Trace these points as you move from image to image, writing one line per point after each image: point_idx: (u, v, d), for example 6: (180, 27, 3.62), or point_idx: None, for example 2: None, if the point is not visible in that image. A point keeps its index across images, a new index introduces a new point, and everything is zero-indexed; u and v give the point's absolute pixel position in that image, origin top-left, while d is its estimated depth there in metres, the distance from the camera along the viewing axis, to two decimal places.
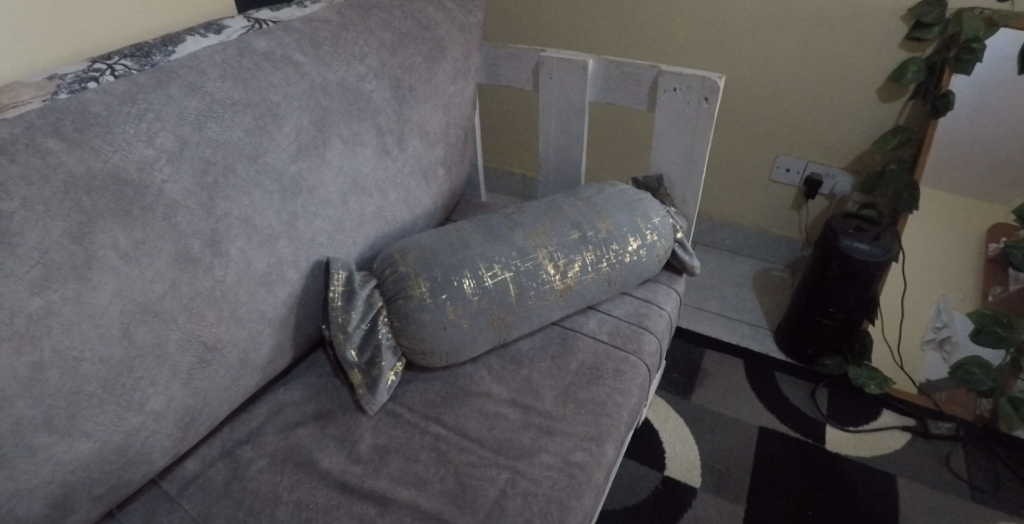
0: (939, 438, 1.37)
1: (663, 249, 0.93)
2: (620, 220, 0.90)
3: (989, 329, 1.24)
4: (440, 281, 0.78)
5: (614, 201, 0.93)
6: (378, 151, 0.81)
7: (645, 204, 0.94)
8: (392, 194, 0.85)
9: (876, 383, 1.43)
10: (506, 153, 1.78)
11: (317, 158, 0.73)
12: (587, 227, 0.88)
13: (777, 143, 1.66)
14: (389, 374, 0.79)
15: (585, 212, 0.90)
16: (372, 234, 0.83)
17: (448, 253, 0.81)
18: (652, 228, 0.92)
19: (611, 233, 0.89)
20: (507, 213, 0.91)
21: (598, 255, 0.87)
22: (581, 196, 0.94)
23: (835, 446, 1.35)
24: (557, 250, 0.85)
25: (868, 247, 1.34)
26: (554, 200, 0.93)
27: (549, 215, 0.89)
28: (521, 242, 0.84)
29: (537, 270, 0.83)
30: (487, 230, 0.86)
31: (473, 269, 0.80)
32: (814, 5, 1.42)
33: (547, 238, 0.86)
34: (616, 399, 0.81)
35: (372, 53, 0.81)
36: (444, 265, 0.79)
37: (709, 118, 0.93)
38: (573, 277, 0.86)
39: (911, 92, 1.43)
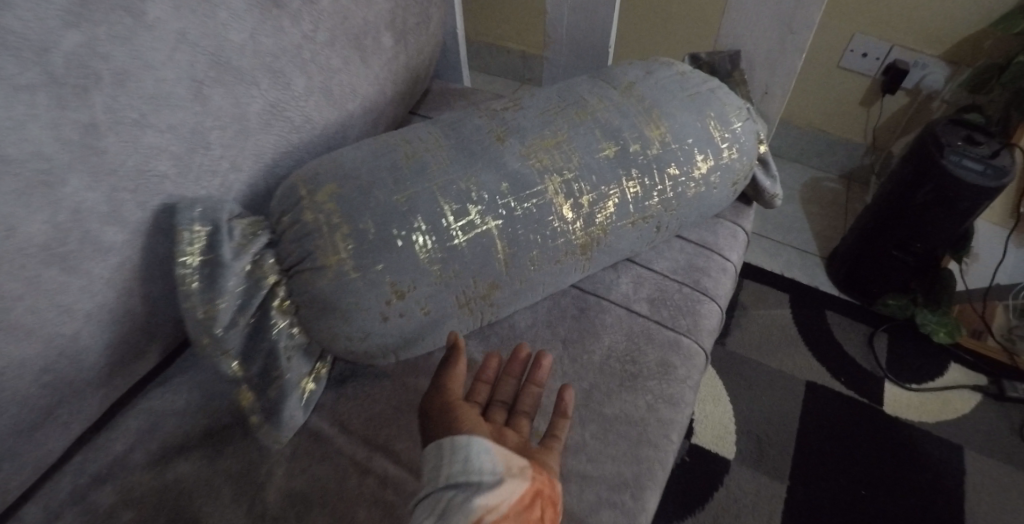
0: (1015, 403, 1.15)
1: (744, 169, 0.61)
2: (678, 128, 0.56)
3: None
4: (379, 237, 0.46)
5: (666, 95, 0.58)
6: (260, 2, 0.45)
7: (715, 101, 0.60)
8: (299, 81, 0.50)
9: (947, 331, 1.18)
10: (503, 23, 1.37)
11: (132, 17, 0.38)
12: (628, 139, 0.55)
13: (856, 15, 1.25)
14: (304, 385, 0.50)
15: (621, 115, 0.56)
16: (267, 151, 0.50)
17: (390, 188, 0.48)
18: (726, 137, 0.59)
19: (664, 148, 0.55)
20: (493, 109, 0.56)
21: (646, 186, 0.55)
22: (615, 85, 0.59)
23: (894, 408, 1.13)
24: (578, 178, 0.52)
25: (980, 167, 1.00)
26: (569, 90, 0.58)
27: (563, 115, 0.55)
28: (517, 164, 0.51)
29: (542, 212, 0.51)
30: (463, 141, 0.52)
31: (435, 215, 0.48)
32: None
33: (562, 157, 0.52)
34: (662, 414, 0.53)
35: None
36: (380, 210, 0.47)
37: None
38: (602, 222, 0.54)
39: None
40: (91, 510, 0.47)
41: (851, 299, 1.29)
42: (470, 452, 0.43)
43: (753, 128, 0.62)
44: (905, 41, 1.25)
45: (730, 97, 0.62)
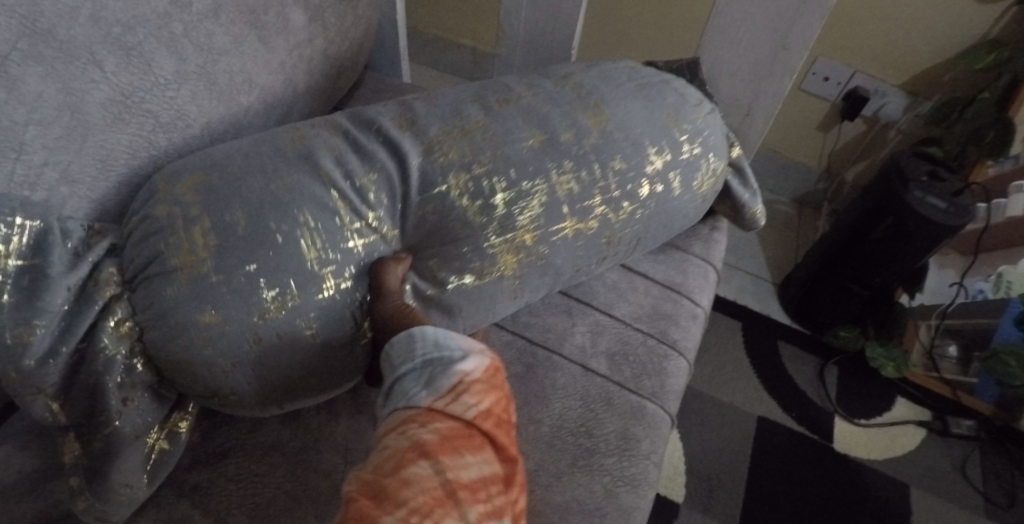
0: (957, 439, 1.13)
1: (711, 165, 0.52)
2: (622, 117, 0.48)
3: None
4: (241, 233, 0.36)
5: (609, 84, 0.50)
6: None
7: (669, 91, 0.51)
8: (165, 62, 0.38)
9: (895, 365, 1.15)
10: (453, 16, 1.26)
11: None
12: (562, 128, 0.46)
13: (822, 38, 1.20)
14: (151, 442, 0.39)
15: (554, 102, 0.47)
16: (118, 153, 0.37)
17: (257, 170, 0.38)
18: (682, 129, 0.50)
19: (606, 139, 0.46)
20: (411, 105, 0.46)
21: (585, 182, 0.45)
22: (552, 76, 0.50)
23: (844, 445, 1.09)
24: (493, 172, 0.43)
25: (945, 205, 0.96)
26: (498, 81, 0.49)
27: (487, 105, 0.46)
28: (417, 155, 0.42)
29: (436, 204, 0.42)
30: (369, 126, 0.43)
31: (314, 204, 0.38)
32: None
33: (474, 148, 0.43)
34: (623, 500, 0.44)
35: None
36: (240, 199, 0.37)
37: None
38: (529, 231, 0.44)
39: None
40: None
41: (802, 328, 1.25)
42: (435, 333, 0.39)
43: (716, 121, 0.53)
44: (869, 68, 1.21)
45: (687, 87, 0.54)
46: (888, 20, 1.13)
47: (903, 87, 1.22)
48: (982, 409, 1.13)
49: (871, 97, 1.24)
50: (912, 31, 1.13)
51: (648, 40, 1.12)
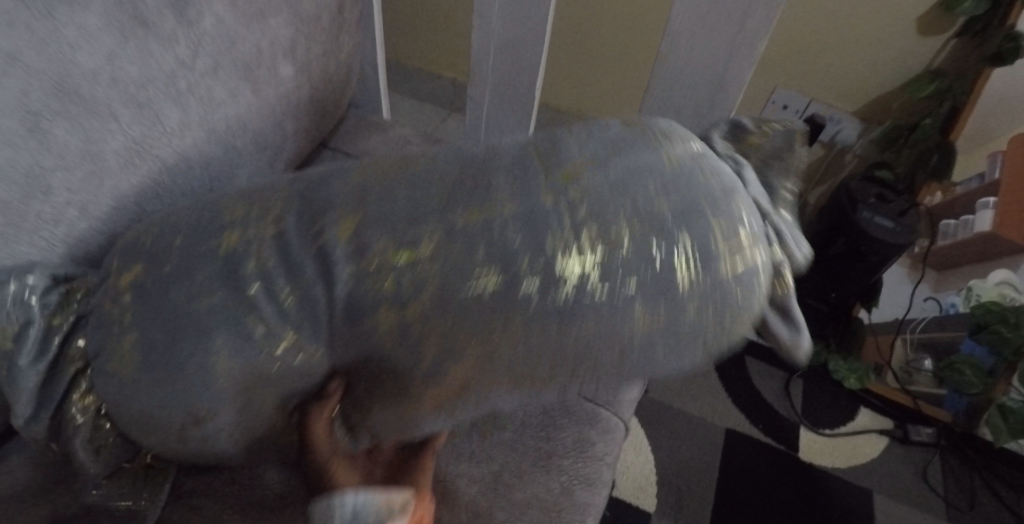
0: (918, 445, 1.19)
1: (732, 329, 0.36)
2: (611, 254, 0.33)
3: (992, 327, 1.02)
4: (164, 338, 0.36)
5: (620, 195, 0.34)
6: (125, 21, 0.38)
7: (702, 221, 0.34)
8: (170, 113, 0.43)
9: (857, 377, 1.20)
10: (433, 47, 1.33)
11: None
12: (529, 267, 0.33)
13: (779, 70, 1.26)
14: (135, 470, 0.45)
15: (530, 220, 0.34)
16: (127, 193, 0.42)
17: (188, 283, 0.36)
18: (698, 280, 0.34)
19: (579, 291, 0.34)
20: (364, 188, 0.37)
21: (529, 343, 0.35)
22: (551, 162, 0.36)
23: (809, 454, 1.15)
24: (428, 317, 0.34)
25: (891, 224, 1.03)
26: (488, 158, 0.37)
27: (451, 213, 0.34)
28: (348, 280, 0.35)
29: (363, 340, 0.36)
30: (304, 251, 0.36)
31: (234, 335, 0.36)
32: None
33: (414, 284, 0.34)
34: (577, 497, 0.49)
35: None
36: (166, 322, 0.36)
37: (764, 13, 0.54)
38: (459, 386, 0.36)
39: (959, 28, 1.11)
40: None
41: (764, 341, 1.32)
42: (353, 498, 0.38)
43: (757, 275, 0.36)
44: (824, 96, 1.28)
45: (732, 208, 0.36)
46: (841, 53, 1.20)
47: (856, 114, 1.29)
48: (944, 417, 1.19)
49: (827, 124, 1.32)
50: (867, 63, 1.20)
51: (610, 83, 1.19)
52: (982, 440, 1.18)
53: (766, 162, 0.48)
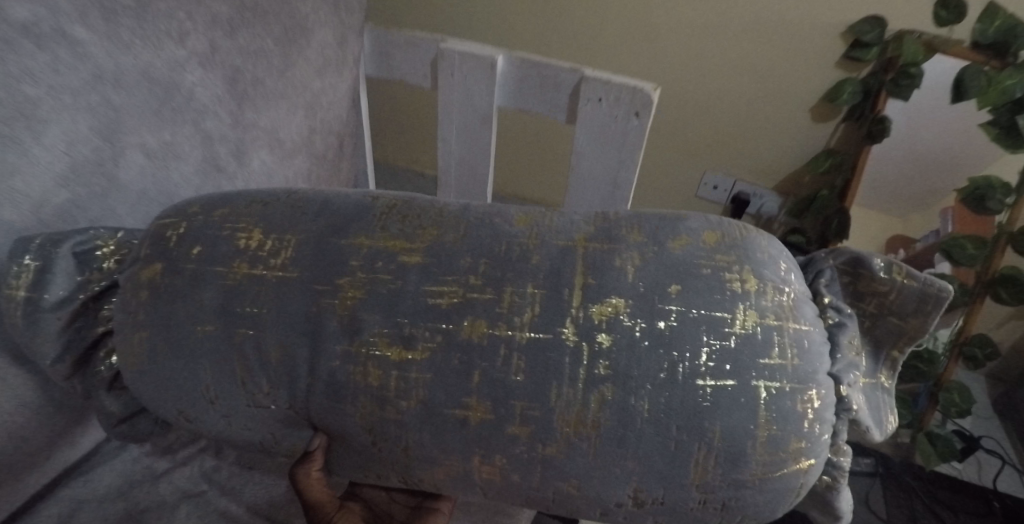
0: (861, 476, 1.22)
1: (753, 508, 0.45)
2: (620, 426, 0.42)
3: (910, 363, 1.17)
4: (165, 349, 0.48)
5: (668, 378, 0.42)
6: (202, 167, 0.62)
7: (739, 413, 0.42)
8: None
9: None
10: (411, 151, 1.58)
11: (105, 181, 0.53)
12: (521, 411, 0.43)
13: (703, 156, 1.42)
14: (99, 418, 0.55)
15: (546, 367, 0.43)
16: None
17: (192, 317, 0.47)
18: (716, 472, 0.43)
19: (571, 455, 0.44)
20: (377, 280, 0.46)
21: (513, 480, 0.46)
22: (586, 295, 0.44)
23: None
24: (405, 420, 0.45)
25: None
26: (504, 255, 0.46)
27: (451, 322, 0.44)
28: (337, 364, 0.45)
29: (347, 429, 0.47)
30: (311, 343, 0.46)
31: (225, 379, 0.47)
32: (758, 8, 1.18)
33: (400, 386, 0.44)
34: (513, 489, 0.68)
35: (197, 31, 0.58)
36: (164, 329, 0.48)
37: (638, 137, 0.78)
38: (427, 475, 0.48)
39: (845, 114, 1.26)
40: None
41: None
42: None
43: (789, 474, 0.43)
44: (745, 176, 1.43)
45: (787, 404, 0.42)
46: (754, 140, 1.36)
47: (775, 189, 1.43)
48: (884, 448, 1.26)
49: (752, 199, 1.44)
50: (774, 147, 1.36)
51: (548, 174, 1.44)
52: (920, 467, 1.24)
53: (882, 310, 0.52)
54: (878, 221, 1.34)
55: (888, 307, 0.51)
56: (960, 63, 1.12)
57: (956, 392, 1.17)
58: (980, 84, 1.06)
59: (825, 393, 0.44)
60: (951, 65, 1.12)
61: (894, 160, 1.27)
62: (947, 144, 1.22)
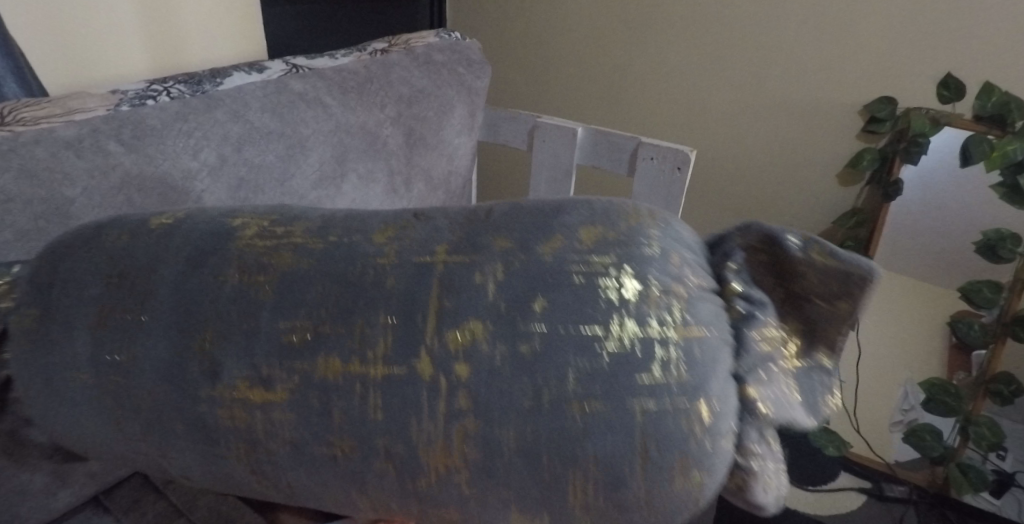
0: (893, 502, 1.38)
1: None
2: (489, 472, 0.28)
3: (938, 398, 1.30)
4: (35, 387, 0.34)
5: (533, 408, 0.27)
6: (387, 191, 0.88)
7: (609, 441, 0.27)
8: None
9: (834, 446, 1.39)
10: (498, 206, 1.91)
11: (335, 189, 0.81)
12: (386, 446, 0.29)
13: (746, 216, 1.60)
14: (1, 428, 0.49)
15: (403, 402, 0.28)
16: None
17: (66, 363, 0.33)
18: (601, 505, 0.28)
19: (442, 487, 0.29)
20: (229, 312, 0.31)
21: (401, 508, 0.32)
22: (444, 313, 0.28)
23: (794, 504, 1.34)
24: (277, 461, 0.31)
25: None
26: (364, 280, 0.29)
27: (309, 360, 0.29)
28: (203, 408, 0.31)
29: (232, 480, 0.33)
30: (173, 402, 0.32)
31: (100, 423, 0.34)
32: (783, 92, 1.44)
33: (266, 429, 0.30)
34: None
35: (390, 104, 0.91)
36: (37, 367, 0.34)
37: (681, 186, 1.02)
38: (320, 503, 0.34)
39: (868, 178, 1.41)
40: None
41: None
42: None
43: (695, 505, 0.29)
44: (784, 233, 1.57)
45: (669, 426, 0.27)
46: (789, 201, 1.53)
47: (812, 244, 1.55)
48: (920, 480, 1.40)
49: None
50: (810, 207, 1.51)
51: None
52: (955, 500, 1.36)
53: (827, 293, 0.34)
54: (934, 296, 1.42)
55: (813, 288, 0.35)
56: (966, 133, 1.27)
57: (985, 426, 1.28)
58: (985, 149, 1.21)
59: (721, 406, 0.28)
60: (958, 134, 1.28)
61: (921, 228, 1.40)
62: (966, 209, 1.34)
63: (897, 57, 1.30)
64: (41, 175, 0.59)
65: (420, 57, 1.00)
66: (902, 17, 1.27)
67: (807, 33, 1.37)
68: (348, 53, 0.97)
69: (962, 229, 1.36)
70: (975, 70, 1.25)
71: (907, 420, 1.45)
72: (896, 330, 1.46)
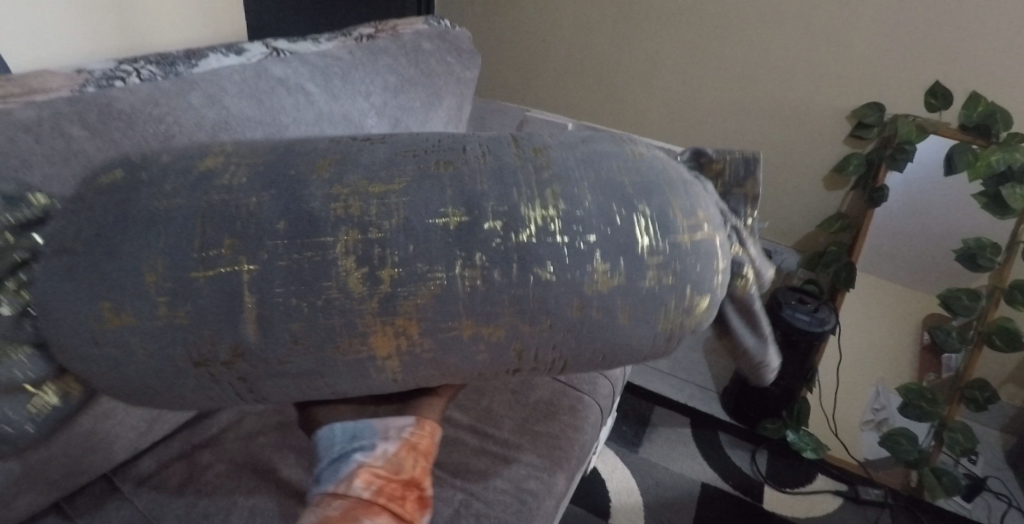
0: (869, 504, 1.35)
1: (679, 302, 0.44)
2: (573, 220, 0.42)
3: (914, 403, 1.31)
4: (106, 236, 0.42)
5: (597, 175, 0.44)
6: None
7: (660, 193, 0.44)
8: None
9: (812, 449, 1.40)
10: None
11: None
12: (491, 209, 0.42)
13: None
14: (42, 395, 0.48)
15: (503, 177, 0.43)
16: None
17: (156, 193, 0.43)
18: (651, 242, 0.43)
19: (539, 241, 0.42)
20: (348, 152, 0.45)
21: (498, 283, 0.42)
22: (523, 142, 0.46)
23: (772, 506, 1.32)
24: (385, 241, 0.41)
25: (808, 316, 1.34)
26: (463, 136, 0.47)
27: (423, 164, 0.44)
28: (315, 205, 0.41)
29: (322, 278, 0.41)
30: (275, 206, 0.42)
31: (178, 243, 0.41)
32: (772, 95, 1.43)
33: (379, 210, 0.41)
34: (571, 434, 0.84)
35: (376, 93, 0.87)
36: (109, 218, 0.42)
37: None
38: (408, 311, 0.42)
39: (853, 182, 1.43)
40: (194, 462, 0.76)
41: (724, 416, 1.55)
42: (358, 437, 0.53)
43: (708, 248, 0.44)
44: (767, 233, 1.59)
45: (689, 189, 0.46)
46: (774, 201, 1.54)
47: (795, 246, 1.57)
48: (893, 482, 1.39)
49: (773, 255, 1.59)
50: (795, 208, 1.52)
51: None
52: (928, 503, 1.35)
53: None
54: (907, 301, 1.45)
55: None
56: (950, 142, 1.28)
57: (959, 431, 1.29)
58: (968, 159, 1.22)
59: (710, 195, 0.47)
60: (942, 143, 1.29)
61: (903, 234, 1.42)
62: (948, 218, 1.36)
63: (890, 59, 1.29)
64: None
65: (408, 45, 0.96)
66: (897, 16, 1.25)
67: (797, 41, 1.36)
68: (332, 37, 0.94)
69: (944, 235, 1.37)
70: (962, 78, 1.25)
71: (878, 420, 1.46)
72: (870, 332, 1.49)
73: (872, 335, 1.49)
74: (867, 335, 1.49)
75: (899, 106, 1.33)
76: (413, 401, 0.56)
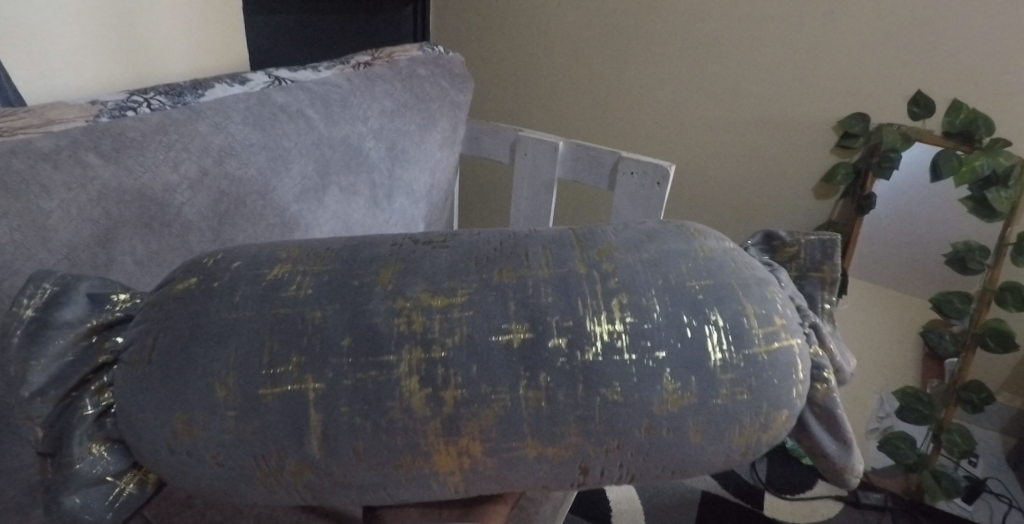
0: (870, 508, 1.37)
1: (753, 418, 0.44)
2: (642, 338, 0.42)
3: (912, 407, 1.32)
4: (183, 338, 0.43)
5: (666, 284, 0.44)
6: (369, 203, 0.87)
7: (732, 304, 0.44)
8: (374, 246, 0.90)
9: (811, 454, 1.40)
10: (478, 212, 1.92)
11: (317, 202, 0.80)
12: (556, 324, 0.42)
13: (728, 228, 1.64)
14: (120, 485, 0.46)
15: (568, 287, 0.44)
16: None
17: (225, 306, 0.44)
18: (724, 357, 0.43)
19: (606, 357, 0.42)
20: (406, 255, 0.46)
21: (562, 405, 0.42)
22: (586, 244, 0.47)
23: (773, 511, 1.33)
24: (449, 359, 0.41)
25: None
26: (523, 236, 0.48)
27: (484, 272, 0.44)
28: (379, 320, 0.42)
29: (386, 399, 0.41)
30: (345, 314, 0.43)
31: (256, 333, 0.43)
32: (759, 106, 1.47)
33: (443, 326, 0.42)
34: None
35: (374, 118, 0.91)
36: (190, 328, 0.43)
37: (660, 201, 1.03)
38: (472, 429, 0.42)
39: (842, 191, 1.45)
40: None
41: None
42: None
43: (787, 358, 0.45)
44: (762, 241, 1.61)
45: (760, 294, 0.46)
46: (769, 211, 1.56)
47: None
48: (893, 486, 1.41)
49: None
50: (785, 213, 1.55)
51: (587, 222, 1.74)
52: (928, 506, 1.37)
53: (801, 272, 0.58)
54: (903, 305, 1.47)
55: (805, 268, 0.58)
56: (935, 148, 1.31)
57: (957, 434, 1.31)
58: (953, 164, 1.24)
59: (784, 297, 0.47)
60: (928, 149, 1.32)
61: (892, 242, 1.44)
62: (934, 221, 1.38)
63: (873, 70, 1.33)
64: (16, 185, 0.58)
65: (403, 71, 1.01)
66: (877, 36, 1.30)
67: (782, 51, 1.40)
68: (331, 65, 0.99)
69: (933, 238, 1.39)
70: (940, 87, 1.29)
71: (883, 428, 1.48)
72: (862, 339, 1.51)
73: (868, 342, 1.50)
74: (865, 343, 1.50)
75: (881, 115, 1.37)
76: (478, 508, 0.53)
